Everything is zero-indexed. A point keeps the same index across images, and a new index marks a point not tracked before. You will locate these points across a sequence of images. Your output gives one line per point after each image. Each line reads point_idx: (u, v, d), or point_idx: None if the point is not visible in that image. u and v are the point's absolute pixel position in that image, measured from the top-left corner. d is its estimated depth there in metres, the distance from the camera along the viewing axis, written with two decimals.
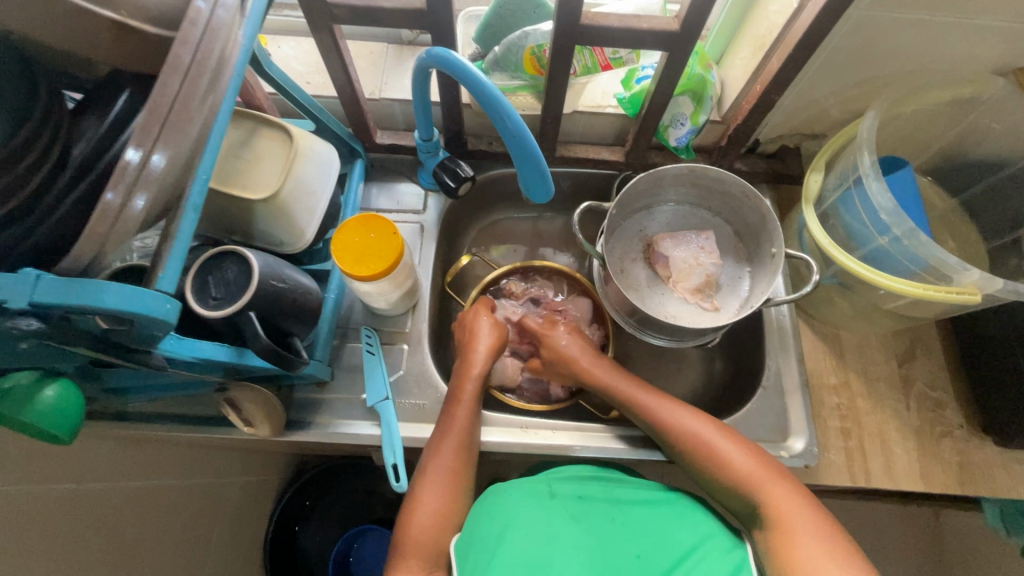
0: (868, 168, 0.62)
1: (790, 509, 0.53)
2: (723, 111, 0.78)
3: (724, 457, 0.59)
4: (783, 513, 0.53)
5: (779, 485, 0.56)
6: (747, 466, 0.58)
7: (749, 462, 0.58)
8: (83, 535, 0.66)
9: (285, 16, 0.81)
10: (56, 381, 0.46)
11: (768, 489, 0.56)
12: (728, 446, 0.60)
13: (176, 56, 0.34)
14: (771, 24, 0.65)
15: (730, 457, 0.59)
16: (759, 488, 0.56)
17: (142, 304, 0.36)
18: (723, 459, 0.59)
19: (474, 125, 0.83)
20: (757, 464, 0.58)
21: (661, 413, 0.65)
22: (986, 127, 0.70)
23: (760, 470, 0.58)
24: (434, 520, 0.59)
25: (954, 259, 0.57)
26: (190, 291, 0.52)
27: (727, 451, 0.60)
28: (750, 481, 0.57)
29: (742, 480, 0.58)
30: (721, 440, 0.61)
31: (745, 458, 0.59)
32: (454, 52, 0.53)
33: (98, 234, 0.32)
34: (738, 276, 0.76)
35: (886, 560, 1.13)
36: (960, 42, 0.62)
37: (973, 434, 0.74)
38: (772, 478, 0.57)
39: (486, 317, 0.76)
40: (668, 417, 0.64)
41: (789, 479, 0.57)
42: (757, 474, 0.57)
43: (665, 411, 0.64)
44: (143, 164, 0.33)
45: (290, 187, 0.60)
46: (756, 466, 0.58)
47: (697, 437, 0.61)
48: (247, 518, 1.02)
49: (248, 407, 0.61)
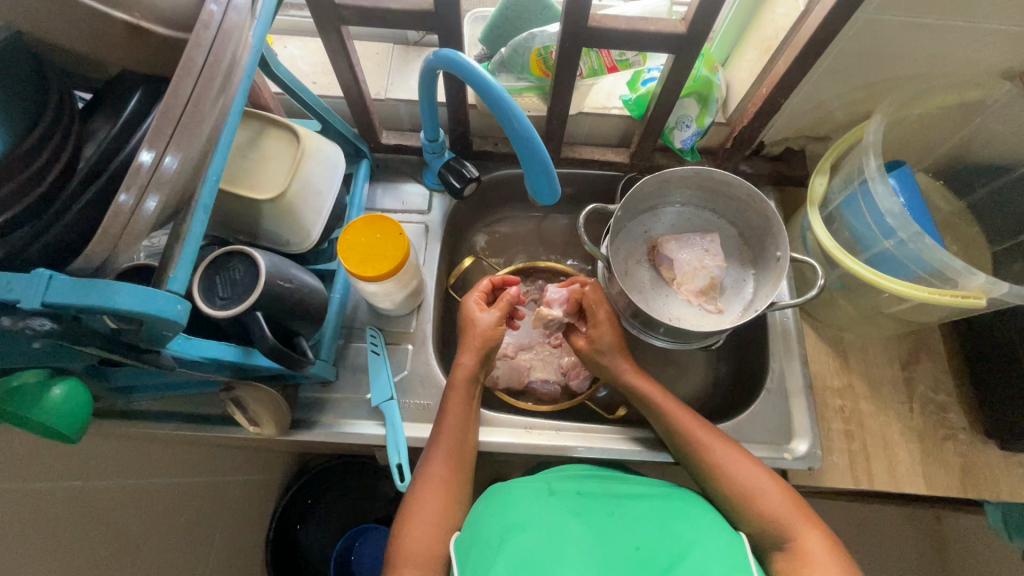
0: (874, 170, 0.62)
1: (822, 554, 0.54)
2: (728, 113, 0.78)
3: (759, 490, 0.60)
4: (812, 555, 0.54)
5: (809, 527, 0.57)
6: (779, 502, 0.58)
7: (782, 499, 0.59)
8: (89, 533, 0.66)
9: (291, 16, 0.81)
10: (63, 381, 0.46)
11: (799, 530, 0.56)
12: (766, 482, 0.60)
13: (189, 58, 0.34)
14: (778, 27, 0.65)
15: (766, 492, 0.59)
16: (789, 526, 0.57)
17: (153, 305, 0.36)
18: (757, 493, 0.59)
19: (479, 126, 0.83)
20: (790, 501, 0.59)
21: (704, 441, 0.64)
22: (991, 132, 0.70)
23: (793, 509, 0.58)
24: (431, 525, 0.59)
25: (960, 263, 0.58)
26: (197, 291, 0.52)
27: (765, 487, 0.60)
28: (775, 512, 0.58)
29: (770, 515, 0.58)
30: (760, 477, 0.61)
31: (778, 492, 0.59)
32: (462, 53, 0.53)
33: (111, 235, 0.32)
34: (742, 278, 0.76)
35: (886, 562, 1.14)
36: (966, 47, 0.62)
37: (976, 437, 0.74)
38: (802, 518, 0.57)
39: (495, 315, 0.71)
40: (711, 446, 0.63)
41: (814, 520, 0.58)
42: (788, 512, 0.58)
43: (707, 440, 0.64)
44: (156, 165, 0.33)
45: (297, 187, 0.60)
46: (774, 495, 0.59)
47: (737, 471, 0.61)
48: (250, 516, 1.02)
49: (254, 408, 0.62)
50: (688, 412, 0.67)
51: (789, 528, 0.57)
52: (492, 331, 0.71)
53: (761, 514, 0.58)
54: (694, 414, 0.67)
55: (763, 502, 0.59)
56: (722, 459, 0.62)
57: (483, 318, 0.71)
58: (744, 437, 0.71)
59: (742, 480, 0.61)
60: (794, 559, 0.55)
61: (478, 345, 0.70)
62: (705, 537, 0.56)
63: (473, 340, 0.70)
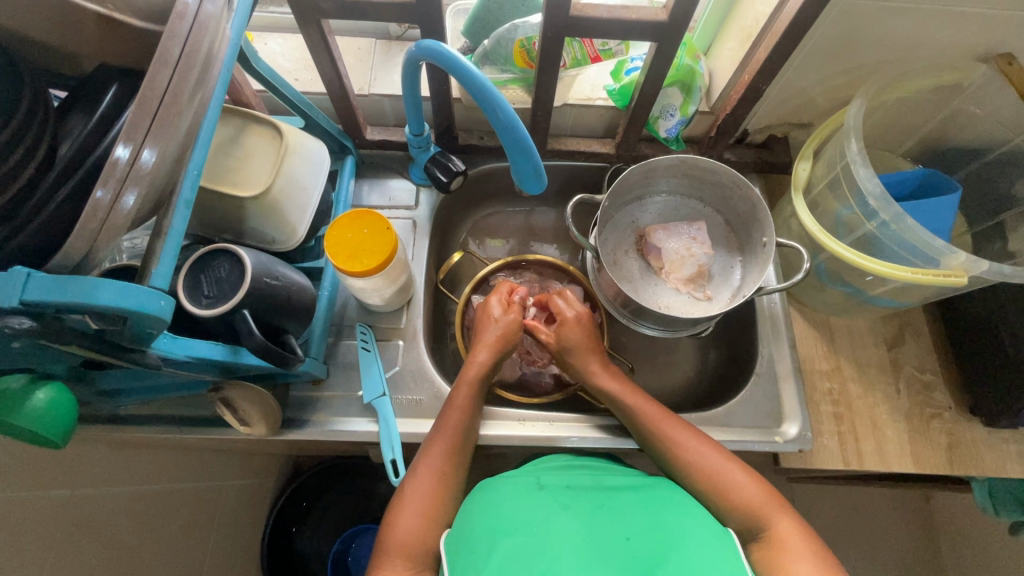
0: (855, 154, 0.62)
1: (796, 538, 0.54)
2: (711, 102, 0.79)
3: (728, 478, 0.60)
4: (790, 540, 0.54)
5: (783, 513, 0.57)
6: (754, 493, 0.59)
7: (757, 489, 0.59)
8: (79, 541, 0.65)
9: (270, 13, 0.80)
10: (48, 385, 0.46)
11: (773, 516, 0.57)
12: (737, 475, 0.60)
13: (165, 49, 0.33)
14: (758, 14, 0.65)
15: (739, 480, 0.60)
16: (763, 514, 0.57)
17: (136, 300, 0.35)
18: (728, 486, 0.60)
19: (464, 120, 0.82)
20: (762, 491, 0.59)
21: (678, 438, 0.64)
22: (969, 113, 0.71)
23: (767, 499, 0.58)
24: (421, 520, 0.59)
25: (940, 242, 0.58)
26: (182, 290, 0.52)
27: (739, 481, 0.60)
28: (758, 508, 0.58)
29: (744, 504, 0.58)
30: (733, 466, 0.61)
31: (750, 484, 0.59)
32: (443, 44, 0.53)
33: (89, 230, 0.32)
34: (729, 265, 0.77)
35: (878, 543, 1.15)
36: (944, 31, 0.63)
37: (961, 415, 0.75)
38: (775, 507, 0.57)
39: (497, 311, 0.75)
40: (681, 439, 0.64)
41: (788, 510, 0.58)
42: (765, 501, 0.58)
43: (685, 440, 0.64)
44: (133, 160, 0.32)
45: (281, 184, 0.60)
46: (758, 493, 0.59)
47: (708, 464, 0.62)
48: (244, 520, 1.01)
49: (244, 407, 0.60)
50: (663, 409, 0.68)
51: (765, 514, 0.57)
52: (510, 332, 0.73)
53: (739, 504, 0.59)
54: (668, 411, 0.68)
55: (738, 494, 0.59)
56: (693, 456, 0.63)
57: (507, 325, 0.73)
58: (733, 422, 0.72)
59: (715, 471, 0.61)
60: (768, 546, 0.55)
61: (496, 343, 0.72)
62: (699, 528, 0.56)
63: (494, 337, 0.73)
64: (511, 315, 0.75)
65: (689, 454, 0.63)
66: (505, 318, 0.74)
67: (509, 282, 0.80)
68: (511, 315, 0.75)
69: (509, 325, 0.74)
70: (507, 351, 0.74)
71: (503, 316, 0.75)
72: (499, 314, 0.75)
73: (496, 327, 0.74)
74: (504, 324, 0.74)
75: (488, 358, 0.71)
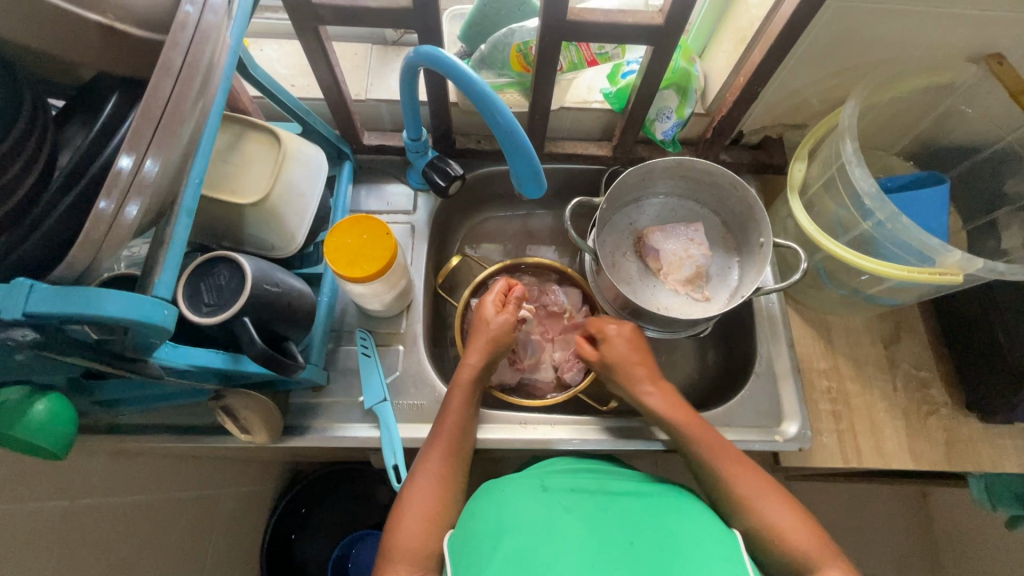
0: (850, 155, 0.63)
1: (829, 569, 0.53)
2: (707, 103, 0.79)
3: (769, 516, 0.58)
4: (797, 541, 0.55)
5: (837, 563, 0.54)
6: (805, 538, 0.56)
7: (809, 534, 0.56)
8: (78, 554, 0.64)
9: (266, 19, 0.79)
10: (47, 396, 0.45)
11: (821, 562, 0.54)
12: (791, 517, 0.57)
13: (167, 59, 0.33)
14: (751, 17, 0.66)
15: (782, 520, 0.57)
16: (815, 560, 0.54)
17: (139, 311, 0.35)
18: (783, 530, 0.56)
19: (461, 124, 0.83)
20: (816, 538, 0.56)
21: (735, 472, 0.62)
22: (960, 113, 0.72)
23: (820, 546, 0.55)
24: (424, 524, 0.59)
25: (935, 240, 0.59)
26: (182, 299, 0.52)
27: (794, 525, 0.57)
28: (812, 555, 0.55)
29: (797, 548, 0.55)
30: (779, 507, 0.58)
31: (805, 529, 0.56)
32: (443, 50, 0.53)
33: (94, 241, 0.32)
34: (727, 266, 0.77)
35: (876, 540, 1.16)
36: (935, 33, 0.64)
37: (957, 411, 0.76)
38: (829, 556, 0.54)
39: (491, 313, 0.75)
40: (735, 472, 0.62)
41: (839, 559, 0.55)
42: (815, 547, 0.55)
43: (741, 473, 0.61)
44: (136, 170, 0.32)
45: (280, 191, 0.60)
46: (812, 539, 0.56)
47: (758, 504, 0.59)
48: (243, 528, 1.00)
49: (246, 415, 0.60)
50: (720, 439, 0.65)
51: (817, 561, 0.54)
52: (502, 334, 0.73)
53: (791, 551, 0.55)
54: (725, 442, 0.65)
55: (791, 537, 0.56)
56: (748, 491, 0.60)
57: (499, 326, 0.73)
58: (734, 422, 0.72)
59: (772, 513, 0.58)
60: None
61: (487, 345, 0.72)
62: (701, 535, 0.56)
63: (485, 339, 0.72)
64: (504, 316, 0.74)
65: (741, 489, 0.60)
66: (498, 321, 0.74)
67: (504, 279, 0.80)
68: (502, 315, 0.75)
69: (500, 330, 0.73)
70: (501, 353, 0.73)
71: (495, 317, 0.74)
72: (490, 316, 0.74)
73: (486, 329, 0.73)
74: (494, 326, 0.73)
75: (478, 360, 0.71)
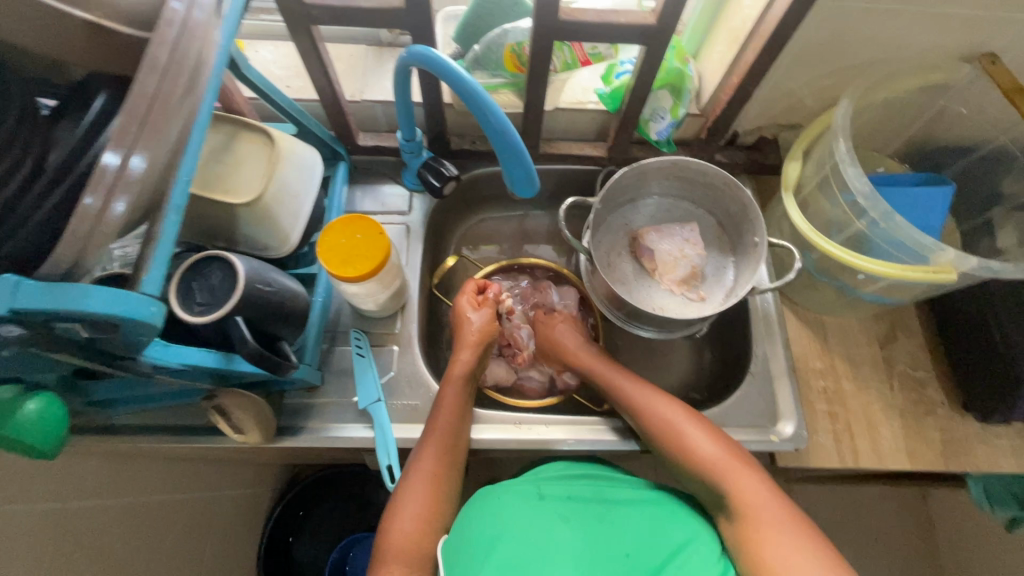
0: (844, 154, 0.63)
1: (721, 468, 0.58)
2: (701, 104, 0.79)
3: (691, 445, 0.61)
4: (745, 500, 0.56)
5: (743, 475, 0.58)
6: (713, 452, 0.60)
7: (717, 451, 0.60)
8: (70, 557, 0.64)
9: (261, 21, 0.80)
10: (37, 396, 0.45)
11: (731, 475, 0.58)
12: (696, 434, 0.61)
13: (153, 56, 0.34)
14: (745, 17, 0.66)
15: (700, 446, 0.60)
16: (721, 475, 0.58)
17: (129, 307, 0.35)
18: (688, 449, 0.61)
19: (456, 125, 0.83)
20: (724, 452, 0.60)
21: (642, 404, 0.66)
22: (954, 112, 0.72)
23: (726, 457, 0.59)
24: (419, 525, 0.58)
25: (929, 239, 0.59)
26: (174, 297, 0.51)
27: (700, 443, 0.61)
28: (718, 468, 0.59)
29: (706, 467, 0.59)
30: (666, 415, 0.64)
31: (708, 443, 0.60)
32: (434, 50, 0.53)
33: (79, 237, 0.32)
34: (722, 266, 0.77)
35: (877, 545, 1.15)
36: (928, 33, 0.64)
37: (954, 412, 0.76)
38: (737, 467, 0.58)
39: (474, 311, 0.75)
40: (627, 389, 0.68)
41: (751, 470, 0.58)
42: (721, 460, 0.59)
43: (649, 405, 0.65)
44: (122, 166, 0.32)
45: (274, 191, 0.60)
46: (721, 454, 0.59)
47: (647, 413, 0.65)
48: (239, 531, 1.00)
49: (238, 416, 0.60)
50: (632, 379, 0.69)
51: (722, 474, 0.58)
52: (485, 330, 0.74)
53: (713, 480, 0.59)
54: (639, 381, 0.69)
55: (697, 455, 0.60)
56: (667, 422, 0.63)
57: (484, 325, 0.74)
58: (729, 422, 0.72)
59: (678, 436, 0.62)
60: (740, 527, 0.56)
61: (475, 341, 0.72)
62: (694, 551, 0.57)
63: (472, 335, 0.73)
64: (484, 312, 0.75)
65: (654, 417, 0.64)
66: (482, 318, 0.75)
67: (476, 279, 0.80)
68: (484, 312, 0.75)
69: (488, 328, 0.74)
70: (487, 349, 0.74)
71: (476, 313, 0.75)
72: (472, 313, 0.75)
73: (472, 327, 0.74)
74: (481, 325, 0.74)
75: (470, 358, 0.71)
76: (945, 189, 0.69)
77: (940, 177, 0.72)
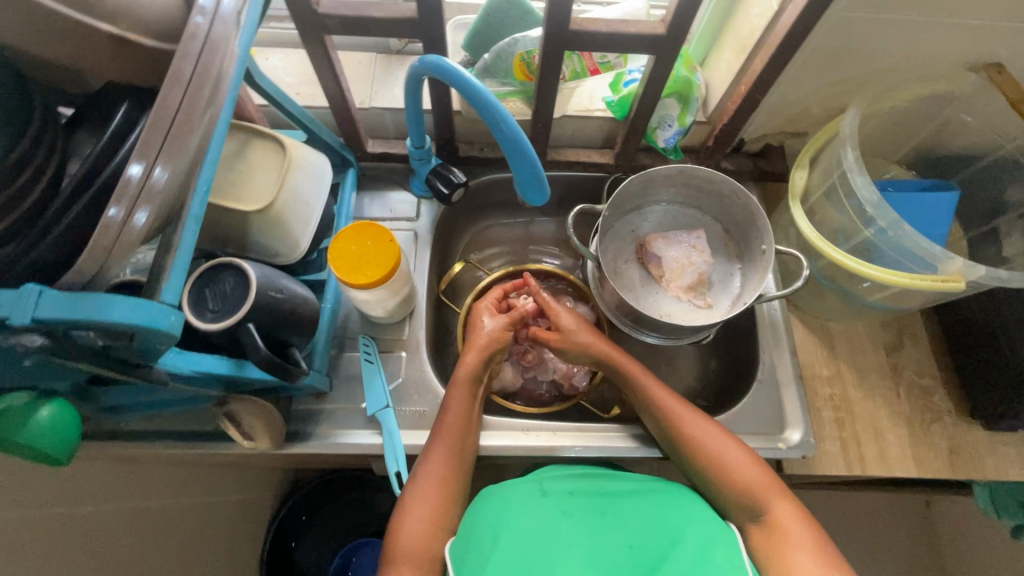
0: (851, 163, 0.63)
1: (761, 490, 0.58)
2: (709, 112, 0.80)
3: (716, 454, 0.61)
4: (784, 526, 0.56)
5: (781, 499, 0.58)
6: (754, 475, 0.60)
7: (755, 472, 0.60)
8: (79, 562, 0.64)
9: (271, 28, 0.80)
10: (50, 402, 0.45)
11: (770, 499, 0.58)
12: (736, 455, 0.61)
13: (177, 69, 0.34)
14: (753, 26, 0.67)
15: (737, 462, 0.60)
16: (764, 498, 0.58)
17: (148, 317, 0.35)
18: (727, 468, 0.60)
19: (464, 132, 0.83)
20: (764, 474, 0.60)
21: (679, 416, 0.64)
22: (960, 121, 0.73)
23: (766, 480, 0.59)
24: (426, 528, 0.59)
25: (937, 248, 0.59)
26: (187, 305, 0.52)
27: (739, 464, 0.60)
28: (756, 491, 0.59)
29: (746, 487, 0.59)
30: (706, 434, 0.63)
31: (748, 465, 0.60)
32: (447, 59, 0.53)
33: (102, 248, 0.32)
34: (728, 272, 0.78)
35: (881, 551, 1.15)
36: (935, 42, 0.65)
37: (961, 419, 0.76)
38: (776, 492, 0.58)
39: (486, 316, 0.75)
40: (662, 399, 0.66)
41: (788, 495, 0.58)
42: (762, 483, 0.59)
43: (686, 419, 0.64)
44: (144, 178, 0.33)
45: (285, 198, 0.60)
46: (757, 475, 0.60)
47: (686, 429, 0.63)
48: (243, 536, 1.00)
49: (248, 422, 0.60)
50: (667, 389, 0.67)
51: (762, 497, 0.58)
52: (498, 336, 0.73)
53: (750, 499, 0.59)
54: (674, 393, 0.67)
55: (737, 475, 0.60)
56: (695, 430, 0.63)
57: (500, 332, 0.73)
58: (736, 429, 0.72)
59: (713, 450, 0.61)
60: (767, 531, 0.57)
61: (483, 344, 0.71)
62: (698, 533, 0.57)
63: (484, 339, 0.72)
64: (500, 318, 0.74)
65: (688, 432, 0.63)
66: (497, 324, 0.74)
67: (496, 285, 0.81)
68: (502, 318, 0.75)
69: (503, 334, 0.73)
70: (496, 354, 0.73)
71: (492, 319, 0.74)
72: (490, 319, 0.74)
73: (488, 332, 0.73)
74: (499, 332, 0.73)
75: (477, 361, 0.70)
76: (950, 196, 0.69)
77: (944, 183, 0.73)
